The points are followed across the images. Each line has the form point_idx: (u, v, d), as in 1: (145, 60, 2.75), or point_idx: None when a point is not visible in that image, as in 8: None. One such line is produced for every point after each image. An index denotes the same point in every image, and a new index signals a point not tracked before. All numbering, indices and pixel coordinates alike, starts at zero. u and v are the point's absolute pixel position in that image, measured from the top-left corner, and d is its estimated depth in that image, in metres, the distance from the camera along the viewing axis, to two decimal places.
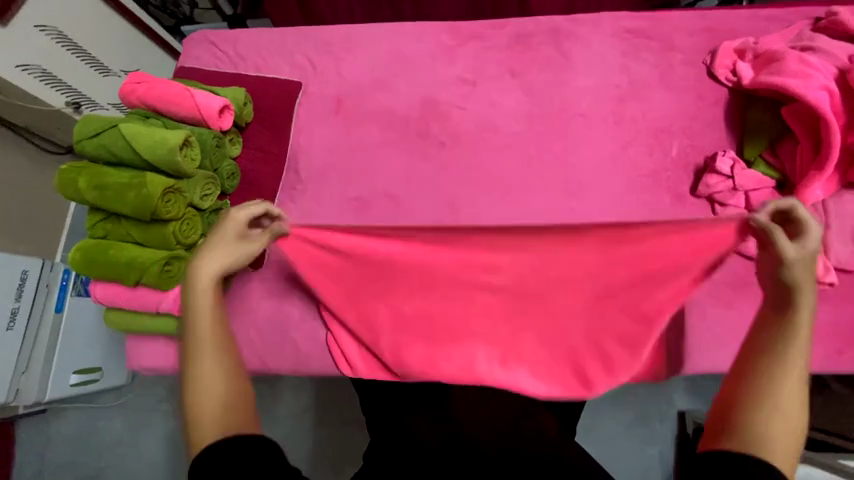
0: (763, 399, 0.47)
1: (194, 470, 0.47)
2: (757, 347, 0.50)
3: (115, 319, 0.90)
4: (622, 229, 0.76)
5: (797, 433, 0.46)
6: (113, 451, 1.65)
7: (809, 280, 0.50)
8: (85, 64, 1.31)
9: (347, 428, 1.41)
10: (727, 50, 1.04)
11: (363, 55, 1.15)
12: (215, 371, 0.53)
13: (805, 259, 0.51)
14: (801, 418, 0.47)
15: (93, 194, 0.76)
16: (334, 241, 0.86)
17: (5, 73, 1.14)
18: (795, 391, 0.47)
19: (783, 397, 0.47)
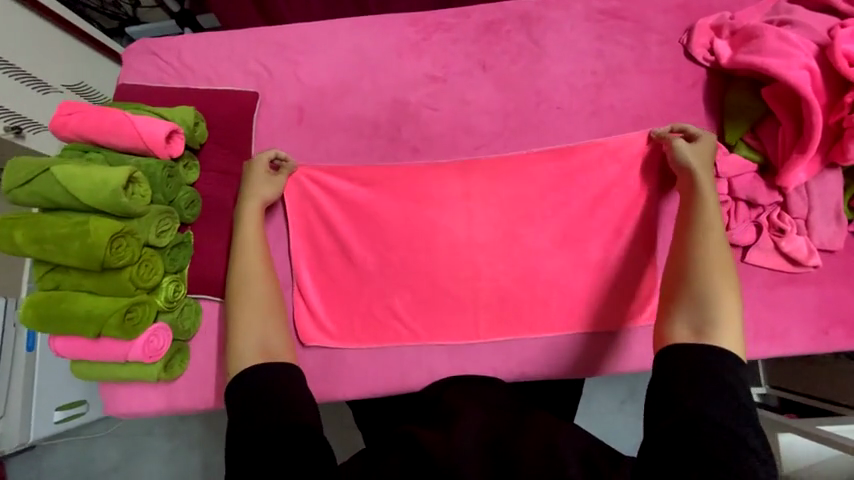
0: (693, 260, 0.66)
1: (250, 381, 0.65)
2: (685, 228, 0.71)
3: (82, 370, 0.84)
4: (565, 154, 0.98)
5: (725, 277, 0.64)
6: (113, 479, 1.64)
7: (703, 176, 0.78)
8: (21, 83, 1.17)
9: (348, 434, 1.41)
10: (703, 28, 0.99)
11: (321, 57, 1.06)
12: (264, 284, 0.79)
13: (701, 161, 0.81)
14: (727, 266, 0.65)
15: (33, 248, 0.69)
16: (330, 180, 1.00)
17: None
18: (719, 245, 0.67)
19: (709, 250, 0.66)
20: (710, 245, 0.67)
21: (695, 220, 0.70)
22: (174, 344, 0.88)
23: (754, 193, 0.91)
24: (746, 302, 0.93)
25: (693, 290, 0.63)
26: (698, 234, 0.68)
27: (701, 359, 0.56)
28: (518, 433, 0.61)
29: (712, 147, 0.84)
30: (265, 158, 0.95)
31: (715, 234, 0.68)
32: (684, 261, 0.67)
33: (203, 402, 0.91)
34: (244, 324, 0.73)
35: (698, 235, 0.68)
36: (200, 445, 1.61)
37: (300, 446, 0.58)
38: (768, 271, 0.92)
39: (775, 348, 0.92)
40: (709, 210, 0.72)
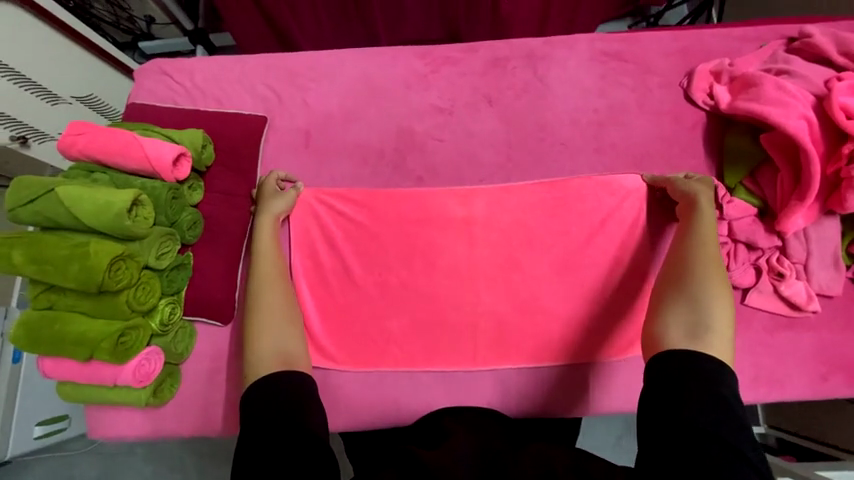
0: (689, 269, 0.67)
1: (265, 382, 0.64)
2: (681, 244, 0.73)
3: (68, 391, 0.82)
4: (560, 184, 0.99)
5: (722, 288, 0.64)
6: None
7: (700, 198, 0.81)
8: (28, 93, 1.19)
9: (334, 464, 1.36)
10: (703, 73, 1.02)
11: (331, 84, 1.08)
12: (280, 295, 0.79)
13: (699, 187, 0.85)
14: (722, 278, 0.66)
15: (32, 268, 0.68)
16: (331, 197, 1.01)
17: None
18: (714, 257, 0.69)
19: (705, 262, 0.68)
20: (703, 259, 0.68)
21: (689, 234, 0.74)
22: (165, 368, 0.87)
23: (754, 236, 0.92)
24: (745, 344, 0.92)
25: (685, 299, 0.64)
26: (692, 249, 0.70)
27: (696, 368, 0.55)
28: (515, 455, 0.61)
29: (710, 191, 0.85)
30: (274, 178, 0.97)
31: (710, 251, 0.70)
32: (678, 275, 0.68)
33: (190, 427, 0.90)
34: (262, 332, 0.72)
35: (692, 250, 0.70)
36: (181, 469, 1.56)
37: (308, 449, 0.56)
38: (767, 314, 0.92)
39: (773, 392, 0.91)
40: (705, 230, 0.73)
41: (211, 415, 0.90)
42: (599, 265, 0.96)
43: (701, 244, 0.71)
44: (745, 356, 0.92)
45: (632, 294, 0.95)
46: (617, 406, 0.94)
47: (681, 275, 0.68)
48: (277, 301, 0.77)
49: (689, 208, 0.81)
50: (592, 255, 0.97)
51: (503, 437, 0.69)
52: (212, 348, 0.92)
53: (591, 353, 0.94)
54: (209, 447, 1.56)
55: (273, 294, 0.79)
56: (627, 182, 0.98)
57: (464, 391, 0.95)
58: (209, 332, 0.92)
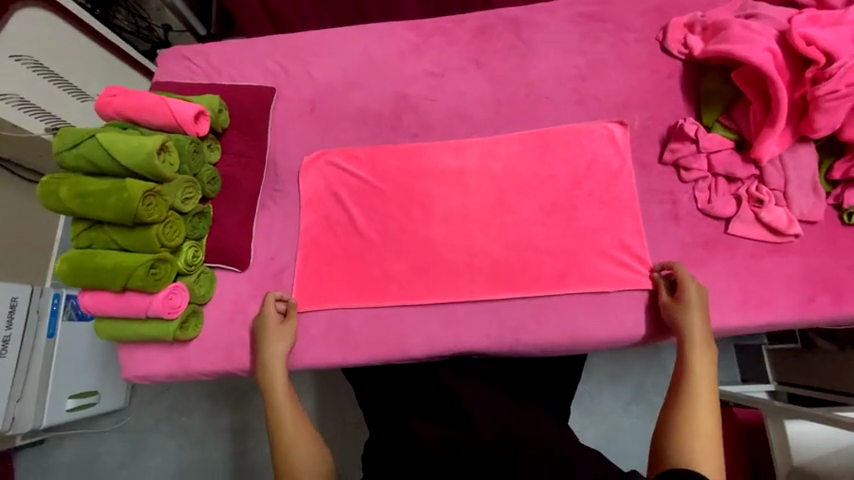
0: (683, 405, 0.75)
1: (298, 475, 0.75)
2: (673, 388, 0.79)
3: (105, 328, 0.92)
4: (544, 134, 1.07)
5: (709, 424, 0.73)
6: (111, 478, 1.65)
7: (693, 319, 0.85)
8: (62, 90, 1.34)
9: (351, 435, 1.40)
10: (677, 25, 1.09)
11: (331, 58, 1.18)
12: (300, 422, 0.83)
13: (691, 304, 0.87)
14: (712, 417, 0.74)
15: (75, 203, 0.79)
16: (336, 158, 1.10)
17: None
18: (705, 391, 0.76)
19: (698, 399, 0.75)
20: (697, 397, 0.76)
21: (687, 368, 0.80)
22: (189, 307, 0.96)
23: (732, 167, 0.97)
24: (732, 271, 0.97)
25: (679, 447, 0.71)
26: (685, 395, 0.77)
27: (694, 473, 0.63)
28: (534, 421, 0.73)
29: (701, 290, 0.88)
30: (271, 303, 0.97)
31: (703, 388, 0.77)
32: (673, 421, 0.74)
33: (211, 366, 0.98)
34: (295, 468, 0.77)
35: (687, 400, 0.76)
36: (200, 442, 1.64)
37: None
38: (752, 241, 0.97)
39: (762, 314, 0.94)
40: (699, 373, 0.79)
41: (231, 352, 0.98)
42: (588, 205, 1.02)
43: (696, 391, 0.77)
44: (732, 281, 0.96)
45: (620, 228, 0.99)
46: (616, 337, 0.96)
47: (678, 422, 0.73)
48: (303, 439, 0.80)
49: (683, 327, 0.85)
50: (578, 195, 1.03)
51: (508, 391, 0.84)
52: (231, 291, 1.01)
53: (585, 285, 0.97)
54: (229, 423, 1.64)
55: (292, 423, 0.82)
56: (607, 129, 1.05)
57: (465, 330, 0.99)
58: (227, 278, 1.02)
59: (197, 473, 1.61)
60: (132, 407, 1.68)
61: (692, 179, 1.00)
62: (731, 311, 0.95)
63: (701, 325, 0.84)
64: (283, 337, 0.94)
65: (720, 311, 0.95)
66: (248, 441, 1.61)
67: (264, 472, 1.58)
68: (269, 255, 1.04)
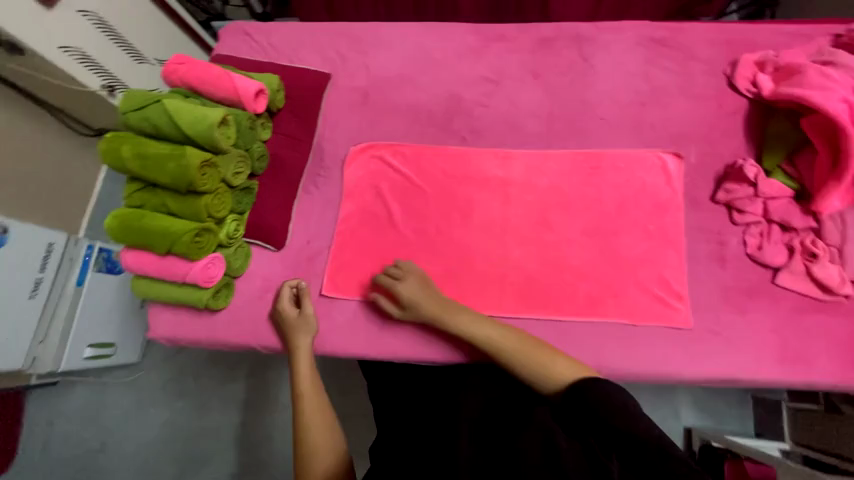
0: (516, 360, 0.80)
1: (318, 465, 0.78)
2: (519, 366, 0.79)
3: (141, 287, 0.95)
4: (595, 154, 1.05)
5: (536, 344, 0.81)
6: (113, 429, 1.68)
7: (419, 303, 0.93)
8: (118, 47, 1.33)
9: (355, 425, 1.41)
10: (747, 62, 1.05)
11: (389, 50, 1.18)
12: (322, 410, 0.84)
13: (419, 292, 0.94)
14: (533, 339, 0.83)
15: (136, 163, 0.81)
16: (382, 152, 1.11)
17: (48, 54, 1.16)
18: (503, 334, 0.85)
19: (515, 343, 0.82)
20: (513, 346, 0.82)
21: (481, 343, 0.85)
22: (223, 278, 0.98)
23: (788, 216, 0.94)
24: (773, 322, 0.94)
25: (549, 383, 0.75)
26: (506, 356, 0.81)
27: (603, 387, 0.70)
28: (514, 429, 0.70)
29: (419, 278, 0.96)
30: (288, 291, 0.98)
31: (504, 340, 0.83)
32: (531, 379, 0.77)
33: (237, 338, 0.99)
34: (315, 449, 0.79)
35: (515, 357, 0.80)
36: (204, 408, 1.67)
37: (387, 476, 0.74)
38: (799, 295, 0.94)
39: (801, 372, 0.91)
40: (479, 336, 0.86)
41: (257, 329, 0.99)
42: (631, 233, 1.00)
43: (505, 350, 0.82)
44: (773, 333, 0.93)
45: (661, 262, 0.97)
46: (643, 372, 0.94)
47: (530, 374, 0.78)
48: (318, 425, 0.82)
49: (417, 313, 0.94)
50: (622, 221, 1.01)
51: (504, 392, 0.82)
52: (264, 268, 1.02)
53: (618, 315, 0.96)
54: (236, 393, 1.67)
55: (312, 405, 0.84)
56: (661, 159, 1.03)
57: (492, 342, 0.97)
58: (263, 255, 1.03)
59: (200, 438, 1.64)
60: (144, 364, 1.72)
61: (744, 222, 0.97)
62: (767, 364, 0.92)
63: (429, 302, 0.93)
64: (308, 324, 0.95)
65: (756, 363, 0.92)
66: (253, 414, 1.64)
67: (264, 448, 1.61)
68: (305, 239, 1.06)
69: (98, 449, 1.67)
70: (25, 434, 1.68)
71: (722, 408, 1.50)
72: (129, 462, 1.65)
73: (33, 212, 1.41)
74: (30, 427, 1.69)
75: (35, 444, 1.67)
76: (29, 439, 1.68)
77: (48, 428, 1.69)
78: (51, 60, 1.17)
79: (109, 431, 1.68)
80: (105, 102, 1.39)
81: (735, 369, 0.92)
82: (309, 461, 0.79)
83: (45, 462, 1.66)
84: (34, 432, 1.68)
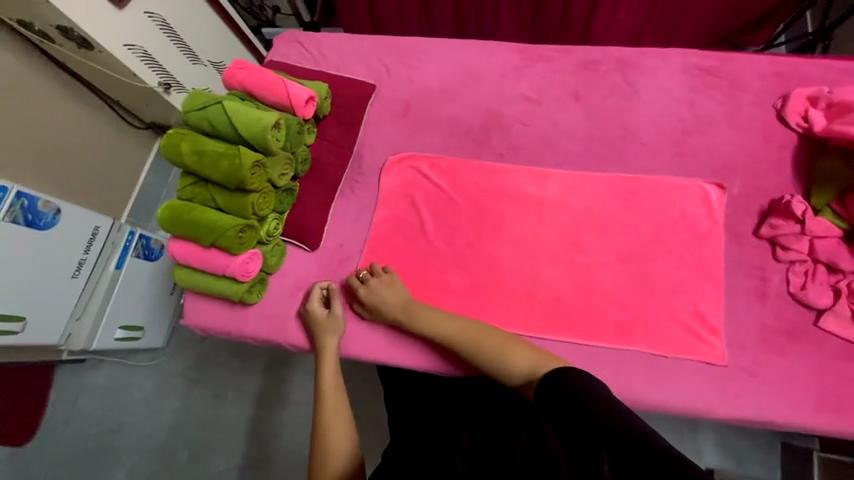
0: (493, 363, 0.83)
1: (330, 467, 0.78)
2: (492, 364, 0.83)
3: (183, 275, 0.99)
4: (634, 180, 1.04)
5: (509, 342, 0.84)
6: (132, 410, 1.73)
7: (382, 302, 0.96)
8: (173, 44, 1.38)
9: (367, 430, 1.42)
10: (799, 97, 1.03)
11: (433, 65, 1.21)
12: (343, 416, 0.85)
13: (380, 291, 0.97)
14: (506, 338, 0.86)
15: (193, 159, 0.86)
16: (418, 163, 1.13)
17: (112, 48, 1.23)
18: (480, 335, 0.88)
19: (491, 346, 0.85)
20: (488, 348, 0.85)
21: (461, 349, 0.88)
22: (259, 274, 1.01)
23: (836, 257, 0.91)
24: (815, 366, 0.89)
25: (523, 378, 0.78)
26: (483, 359, 0.84)
27: (582, 382, 0.69)
28: (510, 436, 0.69)
29: (387, 278, 0.98)
30: (317, 293, 1.00)
31: (480, 343, 0.86)
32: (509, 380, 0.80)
33: (266, 333, 1.02)
34: (330, 452, 0.80)
35: (490, 359, 0.83)
36: (221, 399, 1.70)
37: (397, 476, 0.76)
38: (844, 340, 0.90)
39: (843, 422, 0.86)
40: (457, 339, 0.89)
41: (285, 325, 1.02)
42: (666, 261, 0.98)
43: (482, 353, 0.85)
44: (814, 378, 0.89)
45: (696, 294, 0.95)
46: (671, 405, 0.91)
47: (505, 373, 0.80)
48: (337, 426, 0.83)
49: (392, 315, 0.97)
50: (658, 249, 0.99)
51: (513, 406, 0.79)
52: (297, 267, 1.05)
53: (648, 344, 0.94)
54: (251, 386, 1.70)
55: (332, 409, 0.85)
56: (702, 189, 1.01)
57: None
58: (297, 254, 1.06)
59: (213, 427, 1.68)
60: (168, 349, 1.77)
61: (788, 259, 0.95)
62: (806, 410, 0.87)
63: (392, 301, 0.96)
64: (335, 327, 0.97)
65: (793, 407, 0.88)
66: (266, 409, 1.67)
67: (274, 443, 1.63)
68: (339, 241, 1.08)
69: (116, 428, 1.71)
70: (48, 407, 1.73)
71: (748, 450, 1.39)
72: (144, 444, 1.69)
73: (82, 195, 1.49)
74: (54, 403, 1.74)
75: (57, 417, 1.72)
76: (52, 412, 1.73)
77: (71, 403, 1.74)
78: (116, 56, 1.25)
79: (129, 412, 1.73)
80: (160, 99, 1.46)
81: (771, 411, 0.88)
82: (322, 462, 0.80)
83: (64, 437, 1.70)
84: (58, 406, 1.73)
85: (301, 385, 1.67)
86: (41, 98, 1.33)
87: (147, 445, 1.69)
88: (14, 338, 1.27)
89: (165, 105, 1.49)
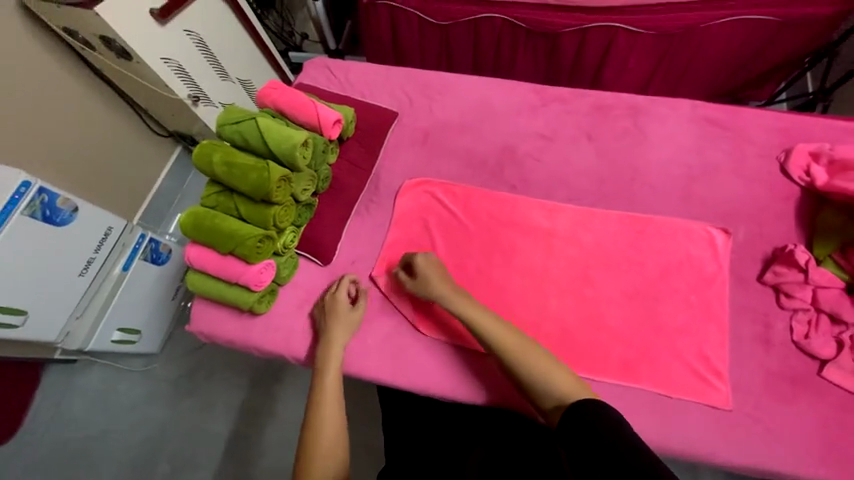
0: (522, 368, 0.81)
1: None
2: (529, 378, 0.79)
3: (196, 281, 1.01)
4: (642, 219, 1.08)
5: (547, 357, 0.81)
6: (119, 417, 1.68)
7: (433, 282, 0.98)
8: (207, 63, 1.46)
9: (359, 453, 1.38)
10: (801, 152, 1.08)
11: (454, 98, 1.28)
12: (337, 426, 0.83)
13: (433, 271, 1.00)
14: (546, 353, 0.82)
15: (222, 169, 0.91)
16: (433, 188, 1.17)
17: (149, 61, 1.30)
18: (519, 340, 0.85)
19: (527, 355, 0.82)
20: (524, 355, 0.82)
21: (494, 344, 0.86)
22: (270, 285, 1.03)
23: (839, 308, 0.92)
24: (820, 418, 0.89)
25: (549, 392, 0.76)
26: (514, 361, 0.82)
27: (602, 413, 0.65)
28: None
29: (436, 263, 1.01)
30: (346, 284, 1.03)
31: (519, 347, 0.83)
32: (535, 391, 0.78)
33: (271, 345, 1.02)
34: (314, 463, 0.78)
35: (522, 365, 0.81)
36: (212, 412, 1.66)
37: None
38: (848, 392, 0.90)
39: (849, 478, 0.85)
40: (494, 336, 0.86)
41: (291, 338, 1.02)
42: (672, 300, 1.00)
43: (515, 355, 0.83)
44: (819, 429, 0.88)
45: (700, 335, 0.96)
46: (675, 448, 0.90)
47: (534, 384, 0.78)
48: (328, 434, 0.81)
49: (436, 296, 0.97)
50: (663, 287, 1.01)
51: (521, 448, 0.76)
52: (308, 281, 1.07)
53: (653, 383, 0.94)
54: (242, 401, 1.66)
55: (329, 417, 0.83)
56: (708, 233, 1.04)
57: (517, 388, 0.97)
58: (309, 268, 1.08)
59: (198, 441, 1.63)
60: (163, 355, 1.75)
61: (792, 307, 0.96)
62: (812, 463, 0.86)
63: (441, 285, 0.97)
64: (346, 323, 0.98)
65: (799, 459, 0.86)
66: (255, 425, 1.63)
67: (260, 462, 1.58)
68: (351, 258, 1.10)
69: (101, 434, 1.66)
70: (35, 407, 1.69)
71: None
72: (127, 454, 1.63)
73: (98, 195, 1.52)
74: (41, 403, 1.70)
75: (43, 419, 1.68)
76: (37, 413, 1.69)
77: (59, 405, 1.70)
78: (152, 67, 1.31)
79: (116, 417, 1.68)
80: (187, 110, 1.52)
81: (776, 461, 0.87)
82: (306, 471, 0.77)
83: (47, 440, 1.65)
84: (45, 406, 1.69)
85: (294, 401, 1.64)
86: (74, 101, 1.39)
87: (130, 455, 1.63)
88: (12, 332, 1.26)
89: (192, 116, 1.54)
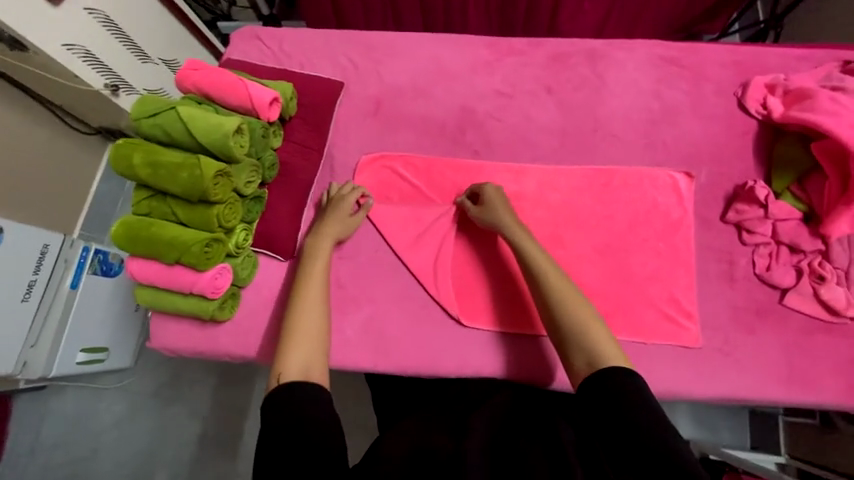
0: (562, 310, 0.75)
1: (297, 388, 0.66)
2: (568, 323, 0.73)
3: (145, 295, 0.92)
4: (607, 171, 1.05)
5: (592, 314, 0.74)
6: (104, 435, 1.62)
7: (498, 213, 0.93)
8: (119, 43, 1.27)
9: (353, 434, 1.39)
10: (758, 85, 1.06)
11: (403, 60, 1.17)
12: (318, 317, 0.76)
13: (500, 202, 0.95)
14: (593, 311, 0.75)
15: (147, 171, 0.80)
16: (392, 162, 1.10)
17: (49, 50, 1.11)
18: (570, 288, 0.77)
19: (571, 305, 0.75)
20: (570, 304, 0.75)
21: (540, 281, 0.80)
22: (230, 288, 0.96)
23: (797, 238, 0.95)
24: (781, 343, 0.94)
25: (584, 347, 0.70)
26: (556, 303, 0.76)
27: (633, 387, 0.63)
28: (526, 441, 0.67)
29: (499, 194, 0.97)
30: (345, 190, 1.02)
31: (568, 294, 0.76)
32: (572, 342, 0.72)
33: (242, 350, 0.97)
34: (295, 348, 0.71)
35: (564, 312, 0.74)
36: (200, 417, 1.63)
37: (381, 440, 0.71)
38: (805, 316, 0.95)
39: (806, 393, 0.91)
40: (542, 277, 0.80)
41: (262, 339, 0.97)
42: (642, 250, 1.00)
43: (557, 300, 0.76)
44: (779, 353, 0.94)
45: (670, 280, 0.98)
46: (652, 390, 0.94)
47: (573, 333, 0.72)
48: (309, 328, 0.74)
49: (495, 224, 0.93)
50: (633, 238, 1.01)
51: (533, 407, 0.78)
52: (271, 278, 1.01)
53: (628, 334, 0.96)
54: (230, 400, 1.63)
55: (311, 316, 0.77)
56: (672, 178, 1.03)
57: (540, 337, 0.98)
58: (270, 265, 1.01)
59: (191, 446, 1.61)
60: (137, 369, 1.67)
61: (753, 242, 0.99)
62: (775, 385, 0.92)
63: (508, 217, 0.92)
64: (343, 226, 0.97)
65: (763, 383, 0.92)
66: (246, 422, 1.61)
67: None
68: None
69: (88, 455, 1.60)
70: (9, 442, 1.60)
71: (720, 419, 1.46)
72: (120, 469, 1.59)
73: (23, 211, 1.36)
74: (15, 436, 1.61)
75: (21, 451, 1.60)
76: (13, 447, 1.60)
77: (35, 434, 1.61)
78: (56, 58, 1.13)
79: (100, 436, 1.62)
80: (109, 103, 1.34)
81: (743, 388, 0.92)
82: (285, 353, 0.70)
83: (31, 471, 1.58)
84: (20, 438, 1.60)
85: None
86: None
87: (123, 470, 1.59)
88: None
89: (115, 108, 1.36)
